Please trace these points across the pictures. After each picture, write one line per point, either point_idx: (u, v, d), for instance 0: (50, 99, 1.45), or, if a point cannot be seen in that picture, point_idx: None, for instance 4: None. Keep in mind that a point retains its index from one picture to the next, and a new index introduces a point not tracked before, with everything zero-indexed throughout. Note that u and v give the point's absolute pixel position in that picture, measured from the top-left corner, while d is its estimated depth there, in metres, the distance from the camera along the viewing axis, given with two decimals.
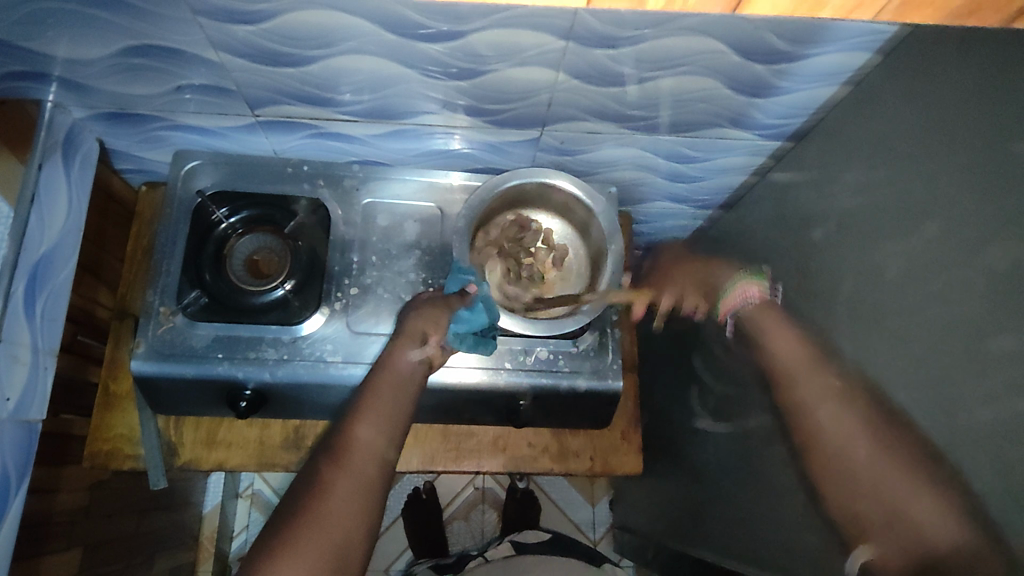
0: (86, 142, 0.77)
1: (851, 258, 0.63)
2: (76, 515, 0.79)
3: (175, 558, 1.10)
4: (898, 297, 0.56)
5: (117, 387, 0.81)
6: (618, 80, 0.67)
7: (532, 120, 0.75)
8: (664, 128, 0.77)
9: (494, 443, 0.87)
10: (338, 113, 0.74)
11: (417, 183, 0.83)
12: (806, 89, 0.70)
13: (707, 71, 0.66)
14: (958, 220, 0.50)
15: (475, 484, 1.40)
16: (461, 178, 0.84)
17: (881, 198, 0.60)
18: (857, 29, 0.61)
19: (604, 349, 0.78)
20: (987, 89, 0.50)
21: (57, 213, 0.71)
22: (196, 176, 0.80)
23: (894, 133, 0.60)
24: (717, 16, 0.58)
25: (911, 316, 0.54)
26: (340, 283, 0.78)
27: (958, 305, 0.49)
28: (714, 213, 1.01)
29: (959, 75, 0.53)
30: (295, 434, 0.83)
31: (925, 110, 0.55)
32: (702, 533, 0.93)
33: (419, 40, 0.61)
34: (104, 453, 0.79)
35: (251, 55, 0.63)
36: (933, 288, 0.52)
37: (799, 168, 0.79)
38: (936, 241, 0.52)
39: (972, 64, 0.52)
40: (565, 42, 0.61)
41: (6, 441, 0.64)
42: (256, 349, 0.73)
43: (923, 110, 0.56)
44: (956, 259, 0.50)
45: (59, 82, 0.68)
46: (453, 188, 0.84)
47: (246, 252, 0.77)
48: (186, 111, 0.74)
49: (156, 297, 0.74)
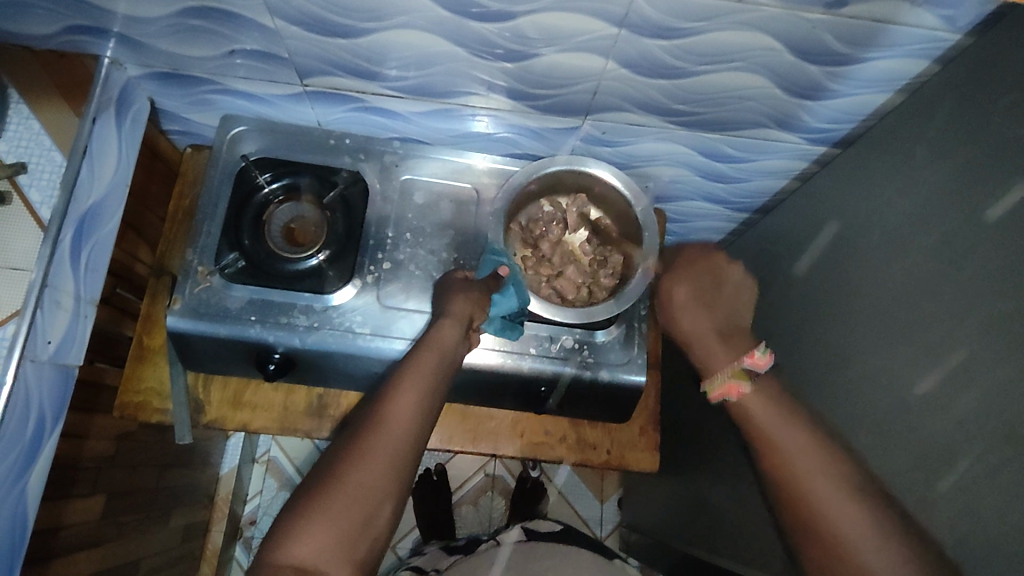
0: (138, 101, 0.79)
1: (883, 268, 0.64)
2: (103, 463, 0.81)
3: (190, 515, 1.13)
4: (930, 322, 0.56)
5: (151, 341, 0.83)
6: (667, 72, 0.67)
7: (576, 107, 0.75)
8: (708, 125, 0.77)
9: (512, 427, 0.87)
10: (383, 88, 0.75)
11: (453, 166, 0.83)
12: (858, 94, 0.69)
13: (758, 68, 0.65)
14: (997, 261, 0.51)
15: (486, 471, 1.41)
16: (494, 162, 0.84)
17: (926, 224, 0.60)
18: (917, 34, 0.59)
19: (629, 343, 0.78)
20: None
21: (107, 166, 0.73)
22: (241, 142, 0.81)
23: (943, 151, 0.60)
24: (775, 13, 0.57)
25: (944, 345, 0.54)
26: (373, 257, 0.79)
27: (995, 344, 0.50)
28: (750, 217, 1.00)
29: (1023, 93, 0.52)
30: (318, 402, 0.84)
31: (975, 131, 0.56)
32: (710, 536, 0.92)
33: (471, 19, 0.62)
34: (135, 404, 0.81)
35: (305, 23, 0.64)
36: (970, 324, 0.52)
37: (842, 175, 0.77)
38: (980, 278, 0.53)
39: None
40: (617, 30, 0.61)
41: (44, 383, 0.66)
42: (288, 315, 0.75)
43: (973, 133, 0.57)
44: (997, 298, 0.51)
45: (117, 38, 0.70)
46: (490, 172, 0.84)
47: (284, 220, 0.78)
48: (236, 76, 0.75)
49: (196, 256, 0.76)
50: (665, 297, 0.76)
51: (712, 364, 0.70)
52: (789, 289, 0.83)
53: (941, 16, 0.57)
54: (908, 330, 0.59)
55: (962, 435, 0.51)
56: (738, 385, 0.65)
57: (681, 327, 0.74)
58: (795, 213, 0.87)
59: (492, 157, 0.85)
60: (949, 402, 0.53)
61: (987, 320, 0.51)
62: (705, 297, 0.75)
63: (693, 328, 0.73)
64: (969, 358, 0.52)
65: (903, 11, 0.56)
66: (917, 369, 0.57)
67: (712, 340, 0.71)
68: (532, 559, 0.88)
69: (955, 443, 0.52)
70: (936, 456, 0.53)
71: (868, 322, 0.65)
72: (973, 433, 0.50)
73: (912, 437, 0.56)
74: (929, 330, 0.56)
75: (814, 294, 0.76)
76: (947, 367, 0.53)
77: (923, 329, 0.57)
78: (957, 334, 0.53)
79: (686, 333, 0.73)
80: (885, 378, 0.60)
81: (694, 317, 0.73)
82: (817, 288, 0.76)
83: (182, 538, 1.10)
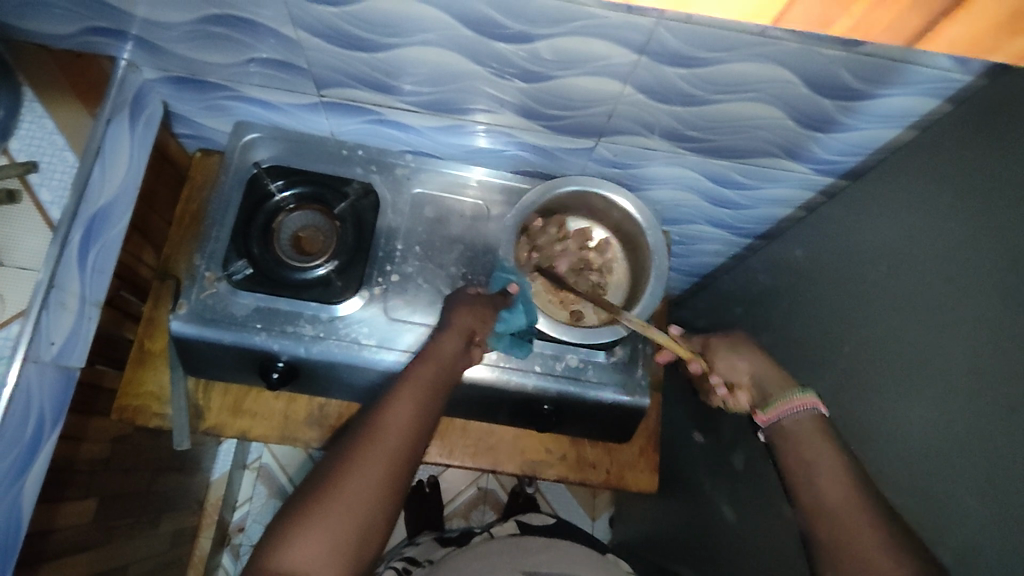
0: (151, 104, 0.79)
1: (879, 298, 0.66)
2: (97, 465, 0.80)
3: (179, 520, 1.11)
4: (926, 353, 0.58)
5: (152, 344, 0.83)
6: (682, 100, 0.68)
7: (590, 129, 0.76)
8: (719, 152, 0.78)
9: (512, 444, 0.87)
10: (399, 102, 0.75)
11: (452, 178, 0.84)
12: (869, 129, 0.70)
13: (773, 100, 0.66)
14: (995, 295, 0.53)
15: (479, 485, 1.41)
16: (484, 174, 0.84)
17: (921, 257, 0.61)
18: (931, 74, 0.61)
19: (633, 365, 0.78)
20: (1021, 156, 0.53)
21: (118, 167, 0.73)
22: (253, 149, 0.81)
23: (940, 185, 0.62)
24: (793, 47, 0.58)
25: (949, 381, 0.55)
26: (381, 269, 0.79)
27: (1002, 380, 0.50)
28: (753, 242, 1.01)
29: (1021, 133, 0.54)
30: (319, 411, 0.84)
31: (969, 170, 0.59)
32: (702, 557, 0.93)
33: (493, 40, 0.62)
34: (133, 408, 0.81)
35: (328, 35, 0.65)
36: (983, 365, 0.52)
37: (846, 207, 0.79)
38: (990, 317, 0.52)
39: None
40: (637, 56, 0.62)
41: (45, 384, 0.65)
42: (294, 324, 0.75)
43: (970, 171, 0.59)
44: (992, 328, 0.52)
45: (134, 41, 0.70)
46: (479, 185, 0.84)
47: (294, 228, 0.78)
48: (252, 83, 0.75)
49: (203, 261, 0.75)
50: (731, 349, 0.74)
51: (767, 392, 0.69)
52: (790, 316, 0.84)
53: (954, 58, 0.58)
54: (910, 364, 0.60)
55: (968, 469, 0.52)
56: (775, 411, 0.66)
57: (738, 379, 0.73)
58: (798, 241, 0.88)
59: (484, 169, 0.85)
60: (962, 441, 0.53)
61: (999, 363, 0.51)
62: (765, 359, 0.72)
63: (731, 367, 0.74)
64: (979, 400, 0.52)
65: (919, 52, 0.58)
66: (928, 404, 0.57)
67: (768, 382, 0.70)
68: (529, 554, 0.85)
69: (964, 479, 0.52)
70: (950, 491, 0.53)
71: (867, 351, 0.66)
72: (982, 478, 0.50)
73: (929, 477, 0.55)
74: (937, 365, 0.57)
75: (817, 322, 0.77)
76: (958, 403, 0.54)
77: (924, 362, 0.58)
78: (971, 378, 0.53)
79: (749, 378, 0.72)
80: (892, 411, 0.61)
81: (735, 367, 0.73)
82: (822, 319, 0.76)
83: (170, 544, 1.08)
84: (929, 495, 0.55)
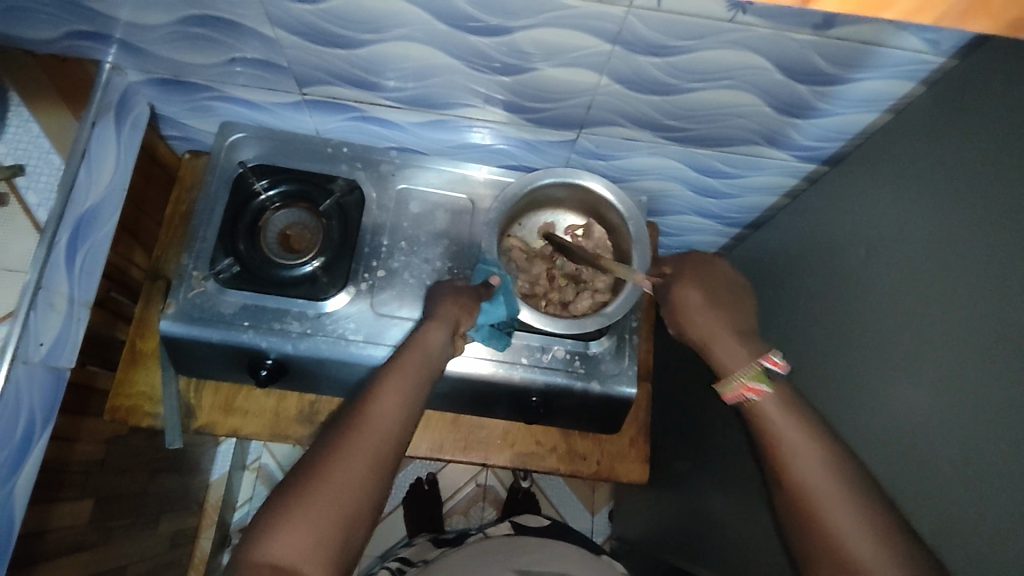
0: (137, 106, 0.80)
1: (862, 282, 0.66)
2: (92, 466, 0.81)
3: (178, 521, 1.12)
4: (906, 336, 0.58)
5: (144, 345, 0.83)
6: (659, 89, 0.68)
7: (571, 121, 0.76)
8: (700, 141, 0.78)
9: (502, 437, 0.87)
10: (381, 98, 0.76)
11: (438, 174, 0.84)
12: (847, 114, 0.71)
13: (749, 87, 0.67)
14: (972, 275, 0.52)
15: (477, 481, 1.41)
16: (490, 172, 0.85)
17: (902, 239, 0.61)
18: (903, 56, 0.61)
19: (620, 354, 0.79)
20: (997, 134, 0.53)
21: (105, 170, 0.74)
22: (239, 148, 0.82)
23: (919, 167, 0.62)
24: (764, 32, 0.59)
25: (926, 362, 0.55)
26: (368, 264, 0.79)
27: (976, 359, 0.50)
28: (742, 232, 1.01)
29: (998, 110, 0.54)
30: (309, 408, 0.85)
31: (948, 150, 0.58)
32: (698, 548, 0.93)
33: (469, 33, 0.63)
34: (126, 408, 0.81)
35: (306, 34, 0.65)
36: (961, 342, 0.52)
37: (829, 193, 0.79)
38: (969, 297, 0.52)
39: (1006, 99, 0.53)
40: (611, 46, 0.62)
41: (34, 385, 0.66)
42: (281, 321, 0.75)
43: (948, 151, 0.58)
44: (969, 308, 0.52)
45: (118, 44, 0.70)
46: (486, 182, 0.85)
47: (281, 226, 0.79)
48: (236, 83, 0.76)
49: (191, 261, 0.76)
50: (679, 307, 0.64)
51: (729, 363, 0.59)
52: (777, 304, 0.84)
53: (926, 39, 0.59)
54: (892, 345, 0.60)
55: (943, 449, 0.52)
56: (756, 388, 0.55)
57: (702, 332, 0.62)
58: (784, 229, 0.89)
59: (489, 167, 0.86)
60: (940, 422, 0.52)
61: (975, 338, 0.51)
62: (723, 300, 0.63)
63: (706, 329, 0.62)
64: (956, 375, 0.52)
65: (889, 34, 0.58)
66: (907, 386, 0.56)
67: (729, 338, 0.60)
68: (522, 552, 0.85)
69: (940, 461, 0.52)
70: (925, 472, 0.53)
71: (851, 336, 0.66)
72: (957, 451, 0.50)
73: (904, 458, 0.55)
74: (917, 348, 0.56)
75: (802, 309, 0.77)
76: (935, 384, 0.53)
77: (906, 344, 0.58)
78: (949, 353, 0.53)
79: (705, 336, 0.61)
80: (873, 395, 0.61)
81: (708, 318, 0.62)
82: (807, 306, 0.76)
83: (169, 544, 1.09)
84: (905, 471, 0.55)
